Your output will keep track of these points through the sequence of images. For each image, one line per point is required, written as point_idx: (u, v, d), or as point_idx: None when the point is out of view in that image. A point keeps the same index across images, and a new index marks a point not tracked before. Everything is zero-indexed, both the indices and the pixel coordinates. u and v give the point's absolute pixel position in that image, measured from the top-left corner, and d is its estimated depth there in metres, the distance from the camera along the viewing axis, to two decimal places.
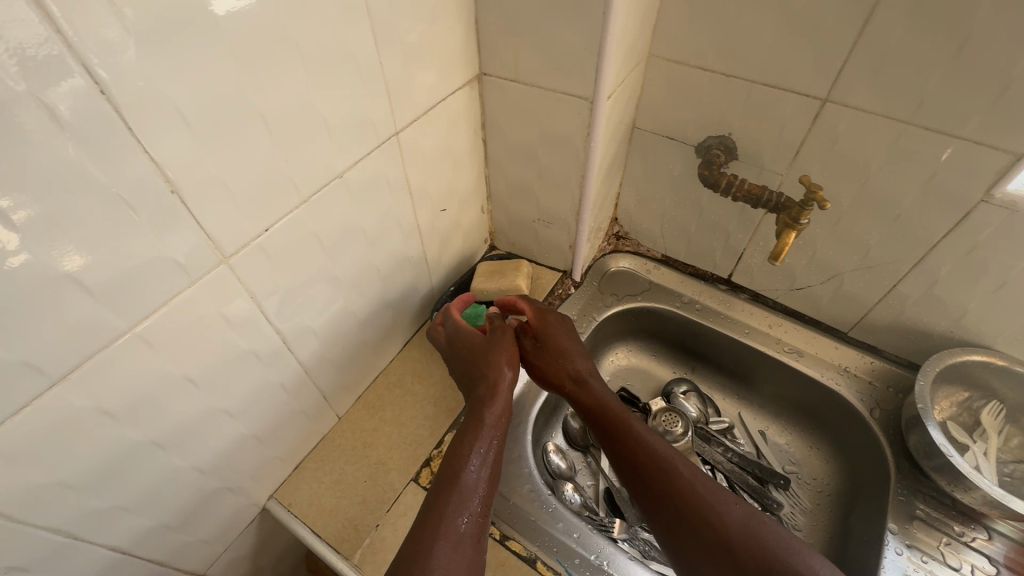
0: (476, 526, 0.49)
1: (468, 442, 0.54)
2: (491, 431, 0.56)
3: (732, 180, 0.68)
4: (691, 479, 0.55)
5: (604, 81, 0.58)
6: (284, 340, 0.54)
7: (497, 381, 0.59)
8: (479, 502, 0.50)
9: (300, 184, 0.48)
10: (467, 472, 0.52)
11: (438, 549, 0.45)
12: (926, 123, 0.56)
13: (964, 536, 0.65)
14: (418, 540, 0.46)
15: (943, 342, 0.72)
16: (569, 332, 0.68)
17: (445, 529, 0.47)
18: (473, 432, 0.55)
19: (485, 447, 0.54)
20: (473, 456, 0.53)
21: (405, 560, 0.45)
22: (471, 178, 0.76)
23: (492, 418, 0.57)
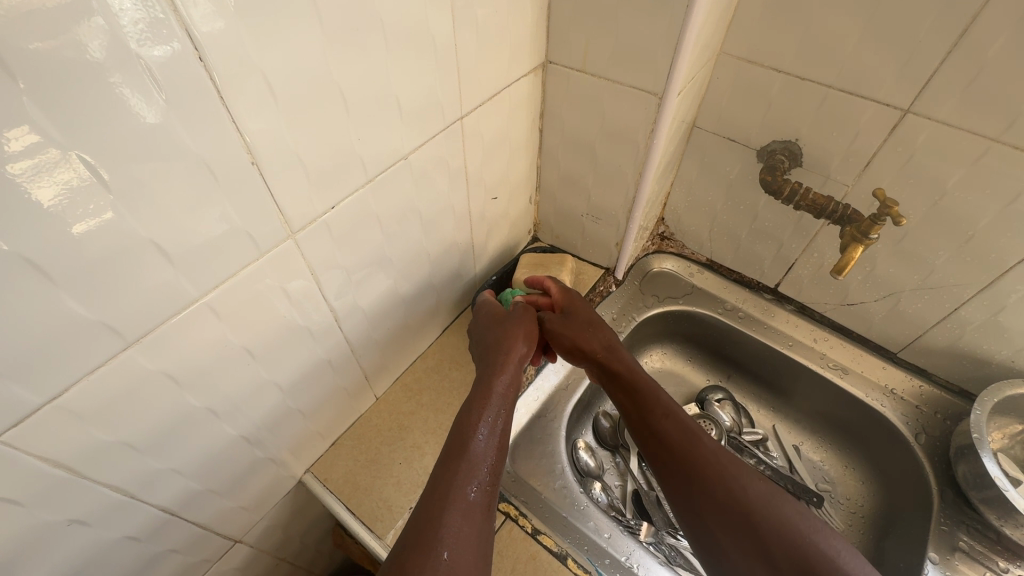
0: (487, 495, 0.47)
1: (477, 414, 0.53)
2: (498, 403, 0.55)
3: (796, 187, 0.67)
4: (715, 454, 0.54)
5: (677, 76, 0.56)
6: (336, 318, 0.54)
7: (506, 355, 0.60)
8: (490, 470, 0.49)
9: (368, 163, 0.47)
10: (476, 441, 0.50)
11: (450, 515, 0.44)
12: (1017, 143, 0.53)
13: (1008, 572, 0.62)
14: (427, 508, 0.45)
15: (1002, 371, 0.69)
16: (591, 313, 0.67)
17: (455, 498, 0.45)
18: (480, 403, 0.54)
19: (492, 418, 0.53)
20: (482, 424, 0.52)
21: (416, 527, 0.44)
22: (523, 168, 0.75)
23: (499, 390, 0.56)
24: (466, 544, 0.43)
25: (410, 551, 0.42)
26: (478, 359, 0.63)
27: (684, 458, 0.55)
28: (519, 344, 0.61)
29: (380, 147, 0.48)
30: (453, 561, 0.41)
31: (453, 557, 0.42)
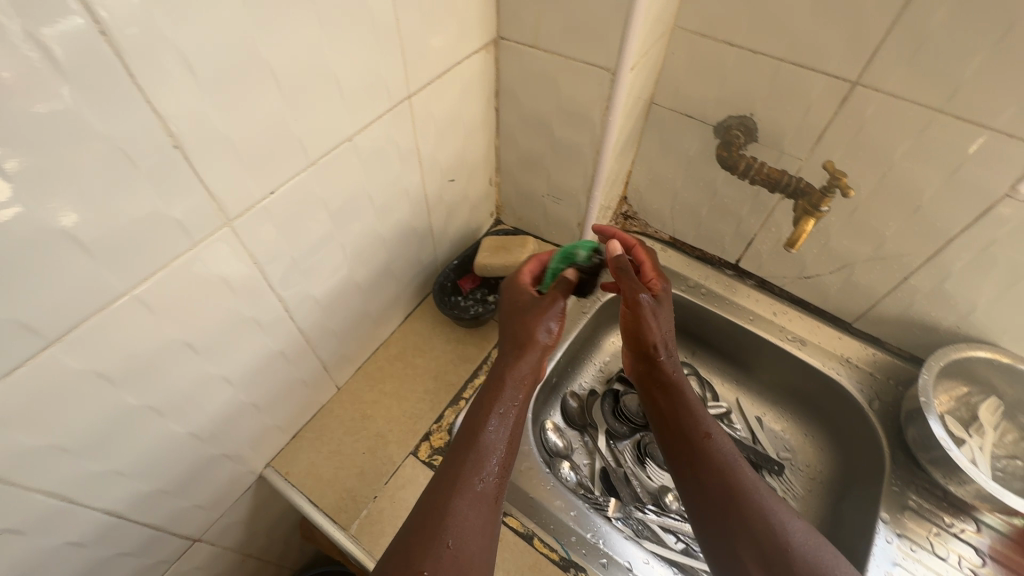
0: (495, 484, 0.49)
1: (494, 401, 0.54)
2: (513, 392, 0.55)
3: (751, 162, 0.67)
4: (754, 486, 0.52)
5: (630, 50, 0.55)
6: (286, 308, 0.53)
7: (527, 340, 0.57)
8: (501, 458, 0.50)
9: (309, 145, 0.45)
10: (489, 432, 0.51)
11: (457, 508, 0.46)
12: (958, 113, 0.54)
13: (953, 527, 0.65)
14: (435, 500, 0.46)
15: (949, 336, 0.72)
16: (666, 305, 0.62)
17: (463, 488, 0.47)
18: (496, 392, 0.54)
19: (507, 408, 0.53)
20: (494, 416, 0.52)
21: (424, 516, 0.46)
22: (481, 148, 0.73)
23: (516, 376, 0.55)
24: (466, 532, 0.45)
25: (415, 540, 0.44)
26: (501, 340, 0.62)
27: (719, 482, 0.53)
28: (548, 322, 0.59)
29: (321, 128, 0.45)
30: (452, 552, 0.43)
31: (455, 547, 0.44)
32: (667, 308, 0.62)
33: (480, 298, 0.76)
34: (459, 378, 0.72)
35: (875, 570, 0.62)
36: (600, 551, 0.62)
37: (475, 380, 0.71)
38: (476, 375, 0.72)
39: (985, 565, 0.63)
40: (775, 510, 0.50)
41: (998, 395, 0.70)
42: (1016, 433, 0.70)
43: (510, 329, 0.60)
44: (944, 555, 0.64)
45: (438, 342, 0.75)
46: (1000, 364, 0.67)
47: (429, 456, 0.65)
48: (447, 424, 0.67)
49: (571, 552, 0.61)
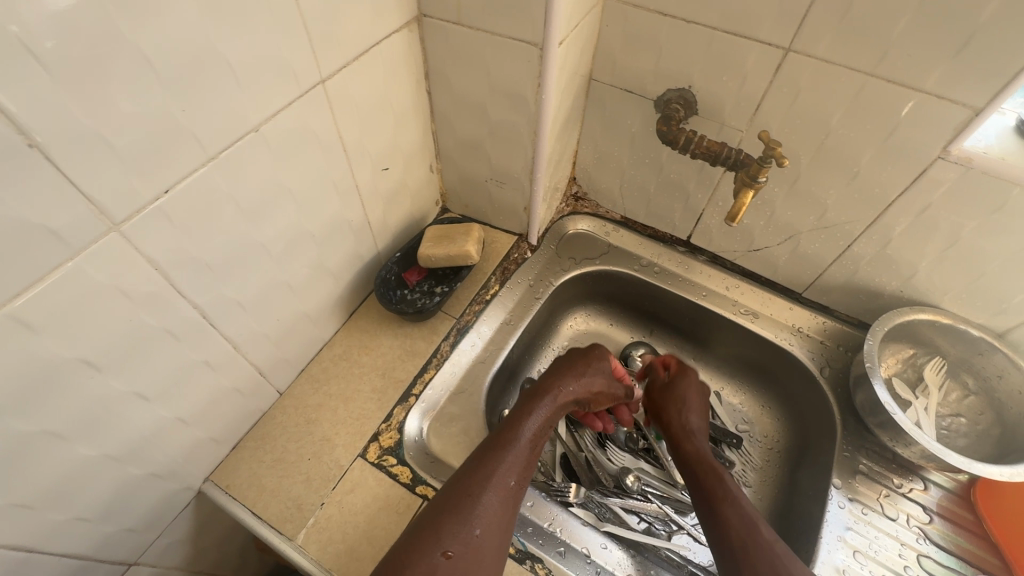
0: (517, 476, 0.56)
1: (533, 409, 0.62)
2: (553, 405, 0.63)
3: (690, 136, 0.65)
4: (765, 532, 0.53)
5: (556, 23, 0.53)
6: (204, 315, 0.49)
7: (584, 370, 0.68)
8: (528, 459, 0.58)
9: (205, 139, 0.42)
10: (523, 430, 0.59)
11: (484, 500, 0.53)
12: (888, 75, 0.53)
13: (902, 487, 0.67)
14: (470, 483, 0.54)
15: (894, 300, 0.72)
16: (688, 391, 0.69)
17: (492, 484, 0.54)
18: (540, 403, 0.63)
19: (540, 413, 0.62)
20: (534, 421, 0.60)
21: (453, 501, 0.52)
22: (416, 134, 0.70)
23: (562, 395, 0.64)
24: (491, 520, 0.52)
25: (444, 518, 0.51)
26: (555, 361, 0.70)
27: (730, 528, 0.54)
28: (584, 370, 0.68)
29: (219, 120, 0.42)
30: (477, 538, 0.51)
31: (480, 536, 0.51)
32: (695, 391, 0.70)
33: (427, 290, 0.74)
34: (408, 375, 0.70)
35: (829, 535, 0.63)
36: (557, 539, 0.61)
37: (425, 375, 0.70)
38: (427, 370, 0.70)
39: (933, 522, 0.65)
40: (780, 555, 0.52)
41: (943, 356, 0.71)
42: (961, 391, 0.71)
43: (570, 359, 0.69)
44: (894, 515, 0.65)
45: (385, 339, 0.72)
46: (942, 325, 0.68)
47: (378, 457, 0.63)
48: (396, 423, 0.65)
49: (529, 543, 0.61)
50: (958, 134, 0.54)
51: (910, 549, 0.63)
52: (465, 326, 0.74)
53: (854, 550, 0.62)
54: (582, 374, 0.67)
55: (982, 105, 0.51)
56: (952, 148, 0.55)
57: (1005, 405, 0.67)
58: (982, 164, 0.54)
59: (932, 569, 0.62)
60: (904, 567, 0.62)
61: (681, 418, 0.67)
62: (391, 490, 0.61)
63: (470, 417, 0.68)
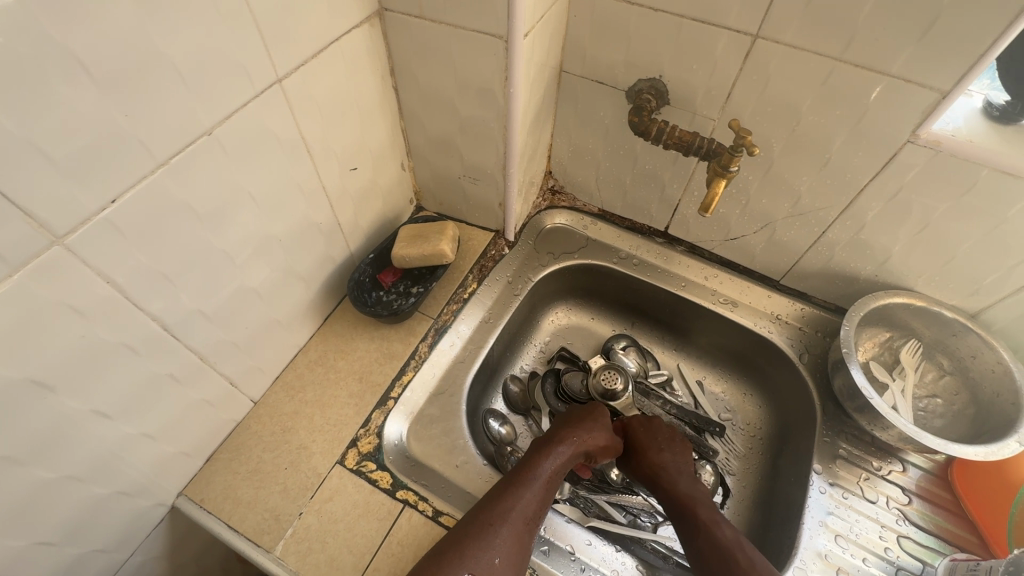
0: (536, 510, 0.56)
1: (552, 449, 0.61)
2: (569, 446, 0.62)
3: (662, 127, 0.64)
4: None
5: (519, 14, 0.51)
6: (165, 328, 0.48)
7: (596, 417, 0.67)
8: (546, 495, 0.57)
9: (153, 145, 0.40)
10: (543, 468, 0.59)
11: (504, 531, 0.53)
12: (856, 60, 0.53)
13: (881, 470, 0.67)
14: (488, 517, 0.53)
15: (869, 285, 0.73)
16: (666, 436, 0.68)
17: (513, 516, 0.54)
18: (556, 443, 0.62)
19: (559, 453, 0.61)
20: (551, 463, 0.60)
21: (476, 529, 0.52)
22: (384, 132, 0.68)
23: (579, 438, 0.64)
24: (510, 551, 0.52)
25: (466, 544, 0.51)
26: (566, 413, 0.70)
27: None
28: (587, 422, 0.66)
29: (165, 125, 0.40)
30: (496, 568, 0.51)
31: (500, 566, 0.51)
32: (668, 433, 0.68)
33: (402, 291, 0.72)
34: (385, 378, 0.68)
35: (810, 521, 0.64)
36: (541, 538, 0.61)
37: (403, 377, 0.69)
38: (405, 372, 0.69)
39: (912, 503, 0.65)
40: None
41: (918, 338, 0.72)
42: (937, 371, 0.72)
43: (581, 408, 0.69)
44: (874, 498, 0.65)
45: (361, 342, 0.71)
46: (917, 308, 0.69)
47: (357, 463, 0.62)
48: (375, 427, 0.64)
49: None
50: (926, 118, 0.54)
51: (890, 530, 0.63)
52: (443, 326, 0.73)
53: (836, 534, 0.63)
54: (591, 426, 0.65)
55: (948, 88, 0.51)
56: (921, 132, 0.55)
57: (978, 384, 0.68)
58: (949, 147, 0.54)
59: (912, 549, 0.62)
60: (885, 548, 0.62)
61: (665, 462, 0.65)
62: (371, 496, 0.60)
63: (450, 418, 0.68)
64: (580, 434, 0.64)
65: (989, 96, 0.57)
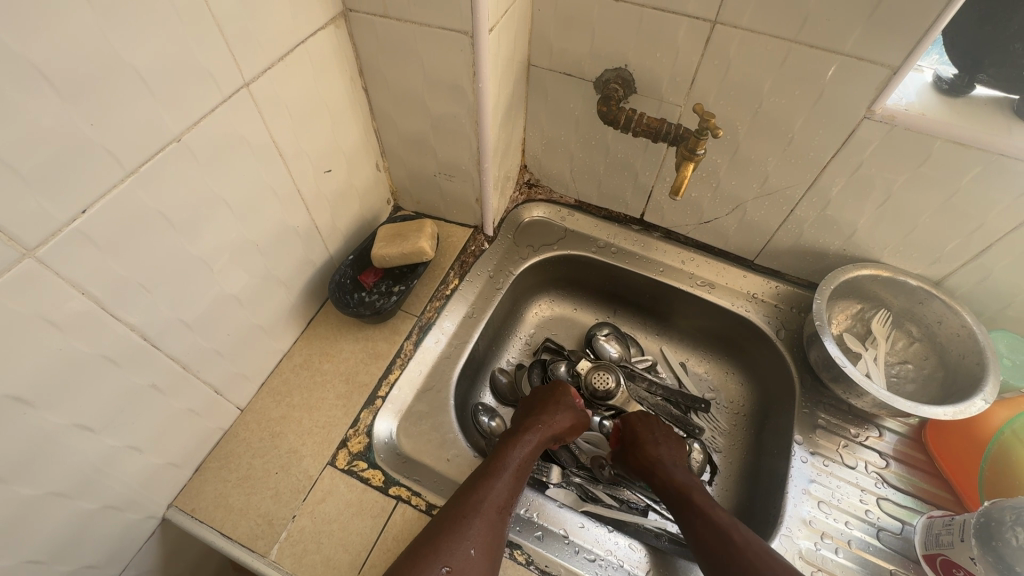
0: (507, 500, 0.57)
1: (518, 441, 0.63)
2: (533, 438, 0.64)
3: (630, 115, 0.66)
4: (746, 552, 0.54)
5: (483, 10, 0.52)
6: (144, 337, 0.47)
7: (560, 401, 0.70)
8: (516, 484, 0.59)
9: (121, 154, 0.40)
10: (512, 458, 0.60)
11: (477, 521, 0.53)
12: (810, 41, 0.55)
13: (859, 437, 0.70)
14: (460, 510, 0.54)
15: (839, 259, 0.75)
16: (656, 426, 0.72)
17: (485, 507, 0.55)
18: (520, 436, 0.64)
19: (526, 444, 0.63)
20: (516, 455, 0.61)
21: (449, 523, 0.53)
22: (357, 133, 0.69)
23: (542, 431, 0.65)
24: (484, 542, 0.53)
25: (440, 539, 0.52)
26: (528, 400, 0.72)
27: (717, 550, 0.56)
28: (557, 410, 0.69)
29: (132, 134, 0.40)
30: (471, 559, 0.51)
31: (475, 558, 0.51)
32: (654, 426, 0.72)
33: (384, 291, 0.73)
34: (372, 378, 0.69)
35: (793, 489, 0.66)
36: (534, 524, 0.62)
37: (390, 376, 0.69)
38: (391, 371, 0.69)
39: (889, 466, 0.68)
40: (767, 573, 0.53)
41: (887, 308, 0.75)
42: (906, 339, 0.74)
43: (544, 398, 0.71)
44: (853, 464, 0.68)
45: (346, 343, 0.71)
46: (884, 279, 0.72)
47: (348, 463, 0.62)
48: (364, 427, 0.65)
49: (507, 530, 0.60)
50: (880, 94, 0.56)
51: (869, 493, 0.66)
52: (427, 324, 0.74)
53: (818, 501, 0.65)
54: (555, 411, 0.68)
55: (899, 64, 0.53)
56: (876, 107, 0.57)
57: (945, 348, 0.70)
58: (904, 121, 0.57)
59: (892, 510, 0.64)
60: (865, 511, 0.64)
61: (654, 450, 0.69)
62: (364, 494, 0.60)
63: (439, 413, 0.68)
64: (545, 423, 0.67)
65: (938, 71, 0.60)
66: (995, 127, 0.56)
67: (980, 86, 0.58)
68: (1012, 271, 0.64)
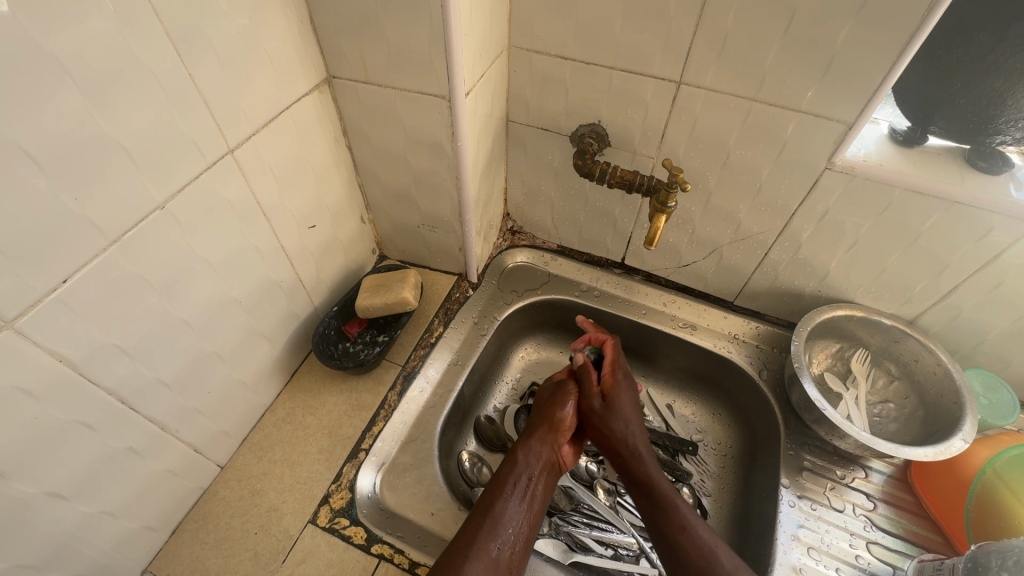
0: (507, 542, 0.55)
1: (515, 472, 0.61)
2: (530, 468, 0.62)
3: (604, 168, 0.69)
4: (727, 575, 0.53)
5: (458, 76, 0.55)
6: (122, 400, 0.47)
7: (563, 397, 0.70)
8: (530, 510, 0.59)
9: (104, 222, 0.41)
10: (510, 490, 0.59)
11: (472, 566, 0.51)
12: (768, 100, 0.58)
13: (845, 478, 0.70)
14: (455, 556, 0.52)
15: (815, 299, 0.77)
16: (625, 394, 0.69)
17: (480, 551, 0.53)
18: (516, 465, 0.62)
19: (523, 474, 0.61)
20: (511, 489, 0.59)
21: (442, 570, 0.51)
22: (341, 189, 0.71)
23: (540, 455, 0.64)
24: None
25: None
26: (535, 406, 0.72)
27: (696, 566, 0.55)
28: (566, 406, 0.69)
29: (116, 203, 0.42)
30: None
31: None
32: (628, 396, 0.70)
33: (368, 340, 0.73)
34: (355, 430, 0.68)
35: (783, 535, 0.65)
36: None
37: (374, 428, 0.68)
38: (374, 423, 0.69)
39: (877, 509, 0.68)
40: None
41: (866, 347, 0.76)
42: (886, 377, 0.75)
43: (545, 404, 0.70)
44: (841, 507, 0.67)
45: (330, 396, 0.71)
46: (859, 318, 0.73)
47: (329, 521, 0.61)
48: (347, 482, 0.64)
49: None
50: (838, 147, 0.59)
51: (859, 537, 0.65)
52: (412, 372, 0.74)
53: (807, 547, 0.64)
54: (550, 422, 0.67)
55: (852, 120, 0.56)
56: (836, 159, 0.60)
57: (924, 386, 0.71)
58: (863, 172, 0.60)
59: (882, 555, 0.64)
60: (856, 556, 0.64)
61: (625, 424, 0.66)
62: (344, 554, 0.59)
63: (423, 464, 0.66)
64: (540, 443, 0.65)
65: (893, 123, 0.62)
66: (949, 177, 0.59)
67: (933, 136, 0.61)
68: (981, 309, 0.66)
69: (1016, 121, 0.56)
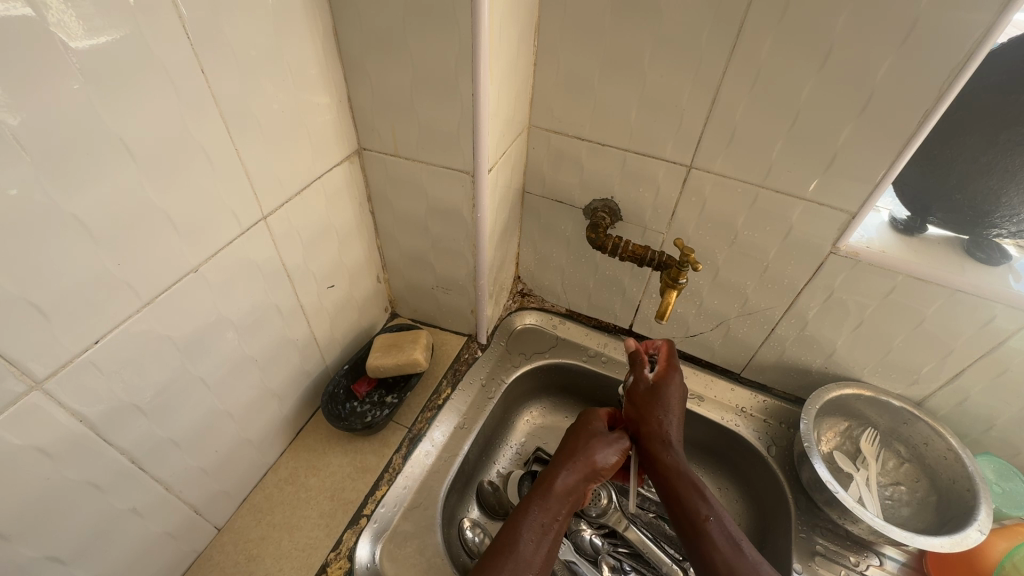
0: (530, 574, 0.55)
1: (528, 509, 0.60)
2: (554, 505, 0.61)
3: (617, 242, 0.71)
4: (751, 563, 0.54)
5: (483, 156, 0.59)
6: (132, 461, 0.47)
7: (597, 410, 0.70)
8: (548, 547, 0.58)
9: (141, 284, 0.43)
10: (529, 524, 0.58)
11: None
12: (775, 187, 0.61)
13: (859, 565, 0.68)
14: None
15: (822, 376, 0.77)
16: (670, 398, 0.68)
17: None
18: (536, 503, 0.60)
19: (540, 510, 0.60)
20: (527, 529, 0.58)
21: None
22: (361, 249, 0.73)
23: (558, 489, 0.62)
24: None
25: None
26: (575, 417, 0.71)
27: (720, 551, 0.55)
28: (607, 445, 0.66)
29: (153, 268, 0.43)
30: None
31: None
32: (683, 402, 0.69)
33: (376, 401, 0.73)
34: (358, 495, 0.67)
35: None
36: None
37: (377, 493, 0.67)
38: (377, 487, 0.67)
39: None
40: None
41: (874, 427, 0.75)
42: (896, 459, 0.74)
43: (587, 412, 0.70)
44: None
45: (335, 457, 0.70)
46: (868, 398, 0.73)
47: None
48: (346, 550, 0.62)
49: None
50: (842, 233, 0.61)
51: None
52: (417, 435, 0.73)
53: None
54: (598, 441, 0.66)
55: (855, 210, 0.59)
56: (840, 245, 0.63)
57: (935, 470, 0.71)
58: (867, 257, 0.62)
59: None
60: None
61: (663, 429, 0.66)
62: None
63: (425, 533, 0.64)
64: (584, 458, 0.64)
65: (893, 212, 0.66)
66: (950, 267, 0.61)
67: (932, 225, 0.65)
68: (989, 395, 0.66)
69: (1010, 217, 0.59)
